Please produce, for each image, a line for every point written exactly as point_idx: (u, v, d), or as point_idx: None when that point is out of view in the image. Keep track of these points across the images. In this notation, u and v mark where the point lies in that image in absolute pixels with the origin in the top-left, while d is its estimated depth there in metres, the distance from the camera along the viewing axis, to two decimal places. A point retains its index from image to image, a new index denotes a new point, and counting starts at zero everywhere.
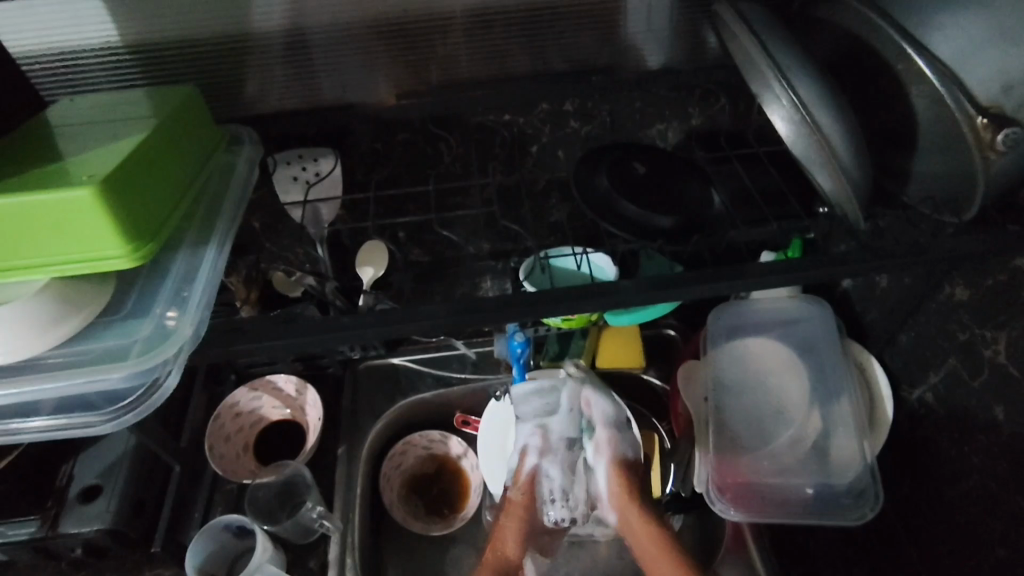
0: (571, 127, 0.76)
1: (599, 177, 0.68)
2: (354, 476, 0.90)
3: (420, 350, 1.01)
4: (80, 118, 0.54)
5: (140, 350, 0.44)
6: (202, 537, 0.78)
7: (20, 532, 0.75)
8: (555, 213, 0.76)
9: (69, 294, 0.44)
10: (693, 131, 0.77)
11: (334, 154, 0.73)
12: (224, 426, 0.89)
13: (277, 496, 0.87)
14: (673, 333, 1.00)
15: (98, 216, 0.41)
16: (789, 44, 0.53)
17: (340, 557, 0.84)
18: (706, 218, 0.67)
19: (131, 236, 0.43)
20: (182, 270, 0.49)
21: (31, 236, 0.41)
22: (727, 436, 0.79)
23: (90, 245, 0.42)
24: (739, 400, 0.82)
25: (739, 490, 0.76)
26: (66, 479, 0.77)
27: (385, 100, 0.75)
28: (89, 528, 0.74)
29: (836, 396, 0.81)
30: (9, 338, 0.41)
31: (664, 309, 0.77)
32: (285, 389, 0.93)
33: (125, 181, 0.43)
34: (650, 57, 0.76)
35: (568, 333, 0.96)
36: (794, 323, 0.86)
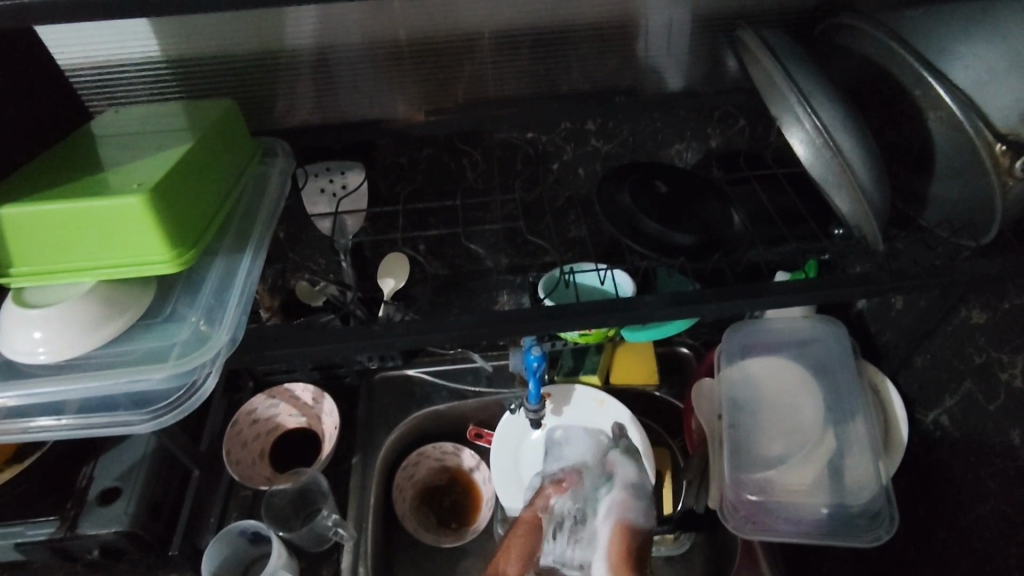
0: (592, 146, 0.78)
1: (621, 194, 0.69)
2: (369, 485, 0.91)
3: (436, 362, 1.02)
4: (125, 129, 0.56)
5: (179, 352, 0.46)
6: (218, 541, 0.79)
7: (38, 532, 0.76)
8: (574, 230, 0.83)
9: (114, 295, 0.45)
10: (711, 152, 0.80)
11: (361, 167, 0.75)
12: (241, 432, 0.90)
13: (292, 503, 0.88)
14: (685, 350, 1.01)
15: (145, 222, 0.43)
16: (810, 70, 0.55)
17: (353, 566, 0.84)
18: (725, 236, 0.68)
19: (175, 242, 0.45)
20: (219, 276, 0.51)
21: (84, 242, 0.43)
22: (741, 453, 0.80)
23: (138, 251, 0.44)
24: (753, 418, 0.83)
25: (753, 508, 0.76)
26: (87, 481, 0.79)
27: (413, 116, 0.75)
28: (107, 530, 0.75)
29: (851, 417, 0.81)
30: (60, 337, 0.43)
31: (681, 326, 0.78)
32: (302, 398, 0.94)
33: (171, 189, 0.45)
34: (670, 79, 0.77)
35: (583, 349, 0.97)
36: (808, 343, 0.87)
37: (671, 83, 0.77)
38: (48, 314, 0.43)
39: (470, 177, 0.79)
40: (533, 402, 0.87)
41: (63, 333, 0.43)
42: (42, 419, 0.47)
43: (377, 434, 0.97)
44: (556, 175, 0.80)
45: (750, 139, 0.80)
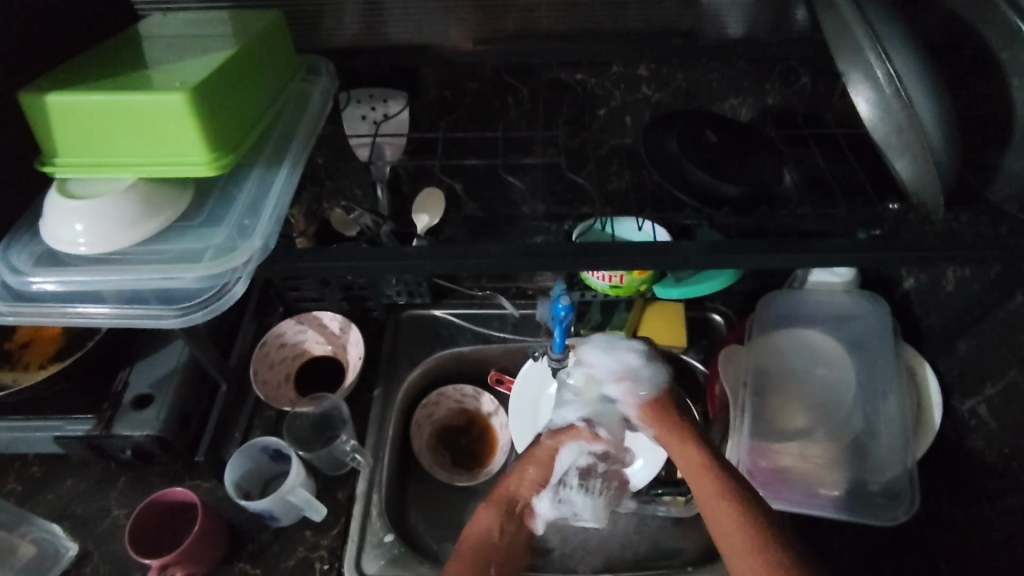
0: (642, 93, 0.76)
1: (668, 143, 0.67)
2: (388, 416, 0.93)
3: (463, 305, 1.03)
4: (172, 32, 0.56)
5: (212, 256, 0.46)
6: (241, 454, 0.82)
7: (77, 428, 0.81)
8: (616, 182, 0.79)
9: (152, 194, 0.46)
10: (768, 111, 0.77)
11: (403, 96, 0.75)
12: (269, 353, 0.93)
13: (313, 426, 0.90)
14: (717, 318, 0.99)
15: (186, 122, 0.43)
16: (891, 14, 0.51)
17: (367, 492, 0.86)
18: (773, 194, 0.65)
19: (214, 145, 0.45)
20: (256, 184, 0.51)
21: (126, 137, 0.43)
22: (762, 422, 0.79)
23: (178, 152, 0.44)
24: (779, 389, 0.81)
25: (770, 476, 0.75)
26: (122, 385, 0.84)
27: (460, 44, 0.73)
28: (138, 433, 0.79)
29: (883, 397, 0.79)
30: (100, 231, 0.44)
31: (719, 283, 0.76)
32: (330, 326, 0.96)
33: (212, 89, 0.44)
34: (731, 26, 0.73)
35: (613, 304, 0.97)
36: (847, 320, 0.85)
37: (732, 30, 0.73)
38: (92, 208, 0.44)
39: (513, 117, 0.78)
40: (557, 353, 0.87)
41: (101, 227, 0.44)
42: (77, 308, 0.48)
43: (399, 368, 0.98)
44: (602, 122, 0.79)
45: (809, 100, 0.76)
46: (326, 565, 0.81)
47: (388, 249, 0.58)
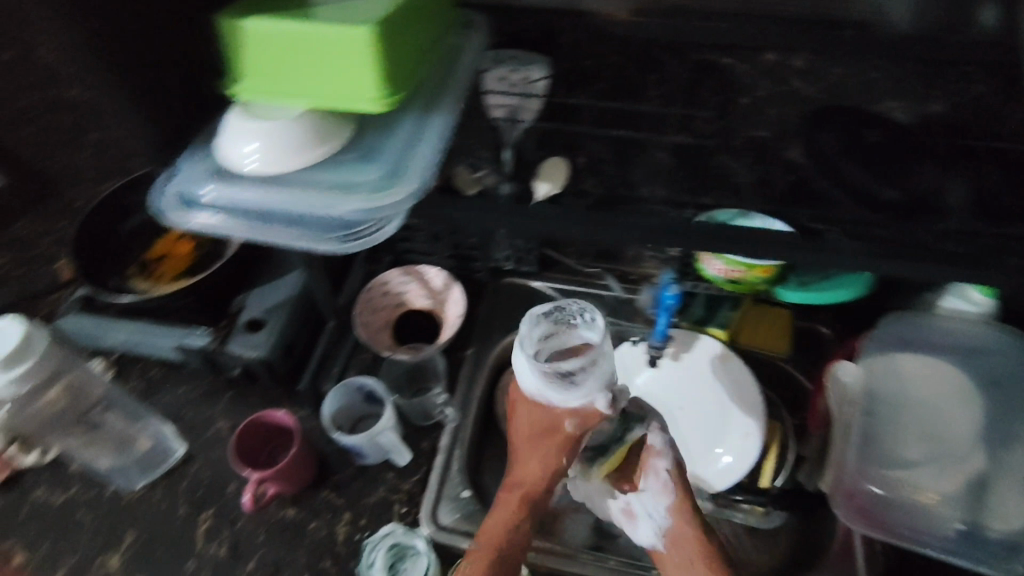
0: (794, 85, 0.73)
1: (825, 136, 0.69)
2: (477, 376, 0.95)
3: (563, 280, 1.02)
4: None
5: (369, 189, 0.47)
6: (340, 389, 0.86)
7: (195, 340, 0.88)
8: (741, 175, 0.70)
9: (320, 124, 0.48)
10: (930, 119, 0.69)
11: (546, 65, 0.75)
12: (374, 299, 0.96)
13: (408, 374, 0.94)
14: (826, 331, 0.93)
15: (363, 56, 0.44)
16: None
17: (450, 447, 0.88)
18: (939, 203, 0.62)
19: (387, 82, 0.46)
20: (413, 126, 0.52)
21: (308, 66, 0.45)
22: (870, 447, 0.75)
23: (352, 85, 0.45)
24: (893, 415, 0.77)
25: (870, 503, 0.72)
26: (239, 307, 0.89)
27: (615, 15, 0.79)
28: (249, 353, 0.85)
29: (1014, 442, 0.72)
30: (275, 155, 0.47)
31: (841, 295, 0.74)
32: (433, 282, 0.98)
33: (391, 28, 0.45)
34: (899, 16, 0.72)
35: (718, 301, 0.95)
36: (981, 353, 0.78)
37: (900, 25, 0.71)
38: (267, 130, 0.47)
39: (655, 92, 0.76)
40: (657, 339, 0.88)
41: (275, 150, 0.47)
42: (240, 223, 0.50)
43: (493, 332, 0.99)
44: (743, 111, 0.74)
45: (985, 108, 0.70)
46: (403, 509, 0.84)
47: (550, 212, 0.63)
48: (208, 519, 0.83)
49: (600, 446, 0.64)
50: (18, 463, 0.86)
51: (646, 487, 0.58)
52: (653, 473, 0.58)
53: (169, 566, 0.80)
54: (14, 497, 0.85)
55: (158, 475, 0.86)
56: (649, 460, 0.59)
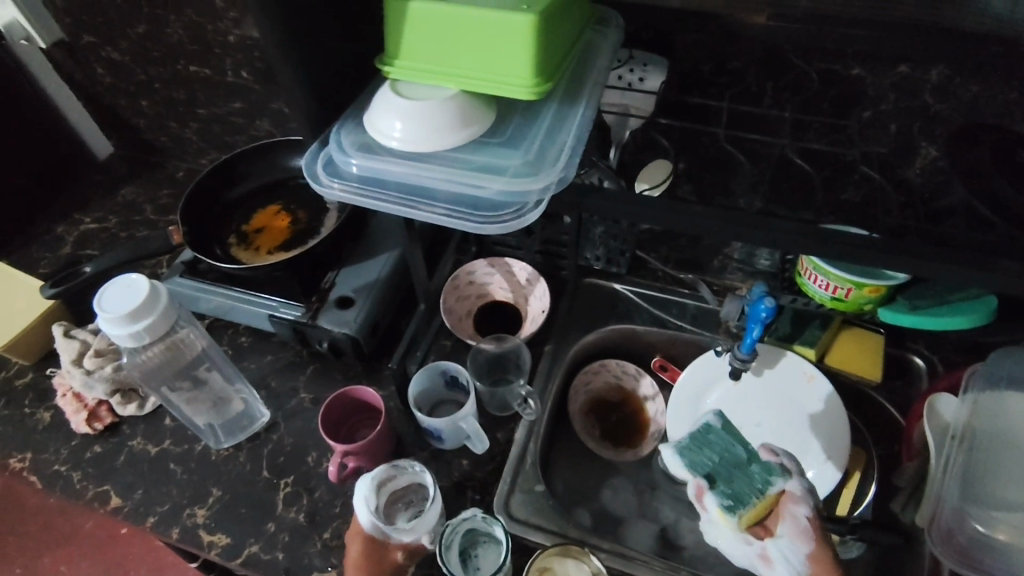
0: (920, 102, 0.71)
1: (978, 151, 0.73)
2: (555, 373, 0.95)
3: (644, 286, 1.01)
4: None
5: (513, 174, 0.48)
6: (425, 372, 0.87)
7: (289, 313, 0.91)
8: (848, 192, 0.77)
9: (468, 105, 0.49)
10: None
11: (663, 69, 0.74)
12: (459, 288, 0.98)
13: (488, 363, 0.94)
14: (921, 362, 0.90)
15: (523, 41, 0.45)
16: None
17: (525, 440, 0.88)
18: None
19: (538, 70, 0.46)
20: (552, 116, 0.52)
21: (465, 49, 0.46)
22: (970, 484, 0.72)
23: (505, 70, 0.46)
24: (998, 454, 0.73)
25: (970, 541, 0.68)
26: (330, 284, 0.93)
27: None
28: (339, 330, 0.88)
29: None
30: (428, 133, 0.48)
31: (955, 323, 0.71)
32: (518, 276, 0.99)
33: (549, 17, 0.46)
34: None
35: (806, 320, 0.93)
36: None
37: None
38: (421, 106, 0.48)
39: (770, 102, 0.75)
40: (744, 352, 0.86)
41: (428, 128, 0.48)
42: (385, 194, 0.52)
43: (572, 330, 0.99)
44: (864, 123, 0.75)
45: None
46: (476, 496, 0.85)
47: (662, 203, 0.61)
48: (288, 485, 0.85)
49: (739, 495, 0.65)
50: (118, 413, 0.91)
51: (785, 530, 0.64)
52: (792, 519, 0.65)
53: (250, 525, 0.82)
54: (111, 444, 0.90)
55: (245, 436, 0.90)
56: (788, 508, 0.65)
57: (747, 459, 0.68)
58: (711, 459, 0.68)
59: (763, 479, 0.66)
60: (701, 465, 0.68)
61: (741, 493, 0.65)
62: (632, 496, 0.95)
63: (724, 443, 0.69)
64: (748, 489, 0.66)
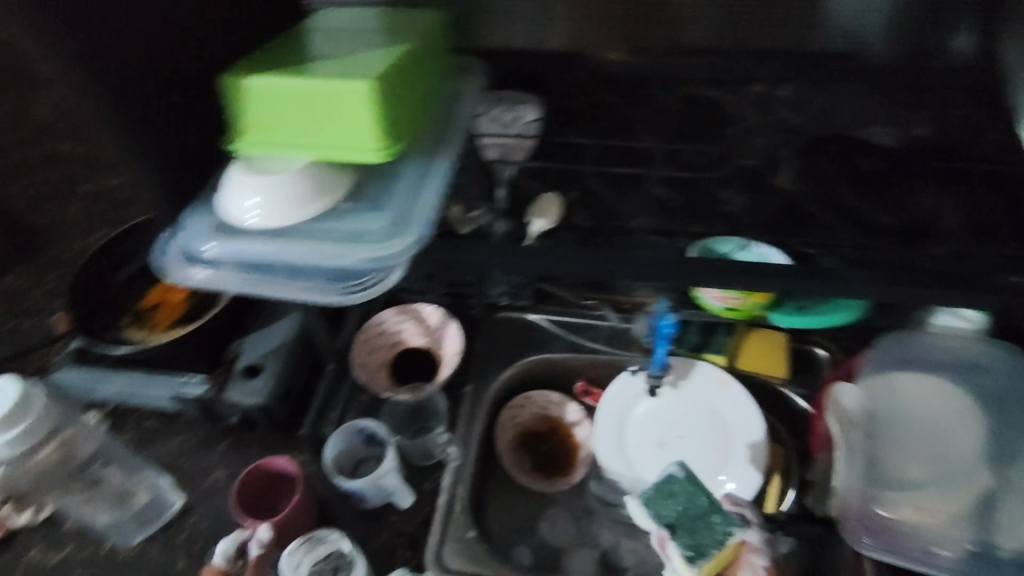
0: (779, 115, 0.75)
1: (825, 165, 0.71)
2: (478, 414, 0.94)
3: (558, 312, 1.02)
4: (343, 28, 0.60)
5: (372, 239, 0.47)
6: (340, 433, 0.85)
7: (192, 390, 0.87)
8: (731, 203, 0.73)
9: (321, 174, 0.48)
10: (915, 141, 0.72)
11: (536, 107, 0.77)
12: (370, 340, 0.96)
13: (407, 413, 0.94)
14: (823, 354, 0.94)
15: (363, 106, 0.45)
16: None
17: (452, 486, 0.87)
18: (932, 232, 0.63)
19: (384, 134, 0.46)
20: (414, 172, 0.51)
21: (304, 119, 0.46)
22: (875, 469, 0.75)
23: (350, 137, 0.46)
24: (896, 435, 0.77)
25: (881, 527, 0.71)
26: (235, 354, 0.89)
27: (608, 56, 0.79)
28: (248, 400, 0.85)
29: (1015, 458, 0.73)
30: (279, 210, 0.47)
31: (836, 318, 0.75)
32: (429, 319, 0.98)
33: (388, 80, 0.46)
34: (880, 48, 0.73)
35: (712, 328, 0.96)
36: (976, 370, 0.79)
37: (882, 57, 0.74)
38: (268, 182, 0.47)
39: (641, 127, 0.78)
40: (655, 369, 0.90)
41: (278, 204, 0.47)
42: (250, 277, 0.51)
43: (491, 368, 0.99)
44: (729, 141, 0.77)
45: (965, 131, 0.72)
46: (407, 554, 0.83)
47: (540, 250, 0.64)
48: None
49: (699, 546, 0.68)
50: (11, 523, 0.84)
51: None
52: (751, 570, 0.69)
53: None
54: (7, 559, 0.83)
55: (157, 528, 0.84)
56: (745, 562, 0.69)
57: (710, 509, 0.71)
58: (676, 509, 0.71)
59: (725, 531, 0.69)
60: (664, 514, 0.71)
61: (702, 544, 0.69)
62: (569, 526, 0.94)
63: (689, 493, 0.72)
64: (708, 540, 0.69)
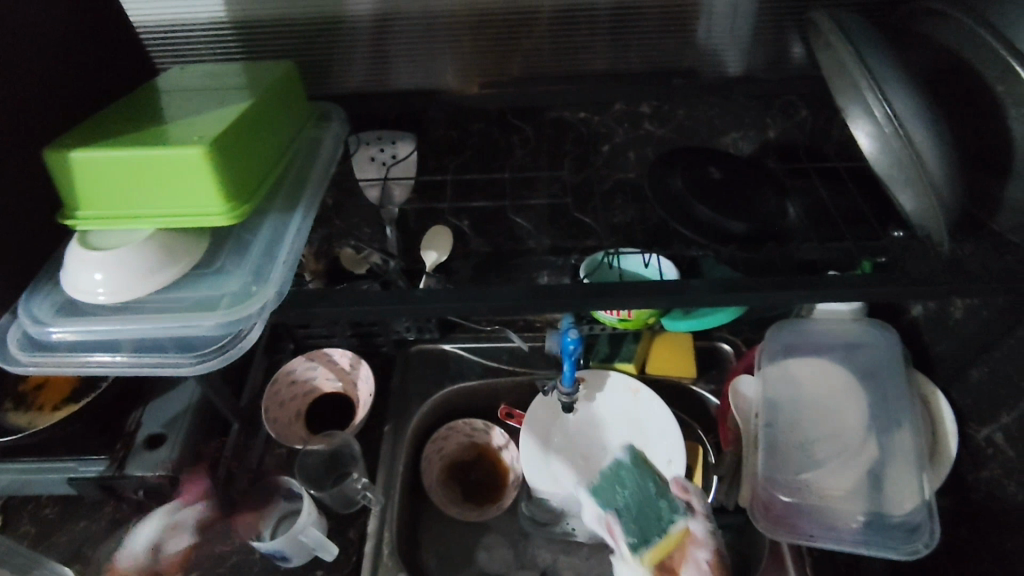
0: (645, 130, 0.79)
1: (673, 177, 0.69)
2: (400, 452, 0.93)
3: (471, 339, 1.03)
4: (187, 85, 0.59)
5: (228, 302, 0.48)
6: None
7: (90, 469, 0.79)
8: (618, 214, 0.76)
9: (170, 245, 0.47)
10: (769, 143, 0.78)
11: (411, 139, 0.78)
12: (280, 392, 0.93)
13: (324, 462, 0.91)
14: (728, 347, 0.99)
15: (205, 175, 0.44)
16: (888, 56, 0.51)
17: (379, 529, 0.86)
18: (778, 228, 0.66)
19: (229, 196, 0.46)
20: (270, 232, 0.53)
21: (143, 189, 0.45)
22: (776, 454, 0.78)
23: (194, 202, 0.45)
24: (792, 418, 0.81)
25: (784, 510, 0.74)
26: (135, 425, 0.83)
27: (467, 88, 0.79)
28: (154, 472, 0.79)
29: (896, 427, 0.78)
30: (123, 281, 0.45)
31: (723, 317, 0.79)
32: (340, 363, 0.96)
33: (227, 142, 0.46)
34: (729, 63, 0.78)
35: (620, 336, 0.99)
36: (856, 348, 0.85)
37: (732, 68, 0.78)
38: (114, 255, 0.45)
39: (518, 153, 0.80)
40: (567, 385, 0.88)
41: (125, 276, 0.45)
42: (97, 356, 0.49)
43: (409, 403, 0.98)
44: (605, 157, 0.79)
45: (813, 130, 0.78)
46: None
47: (403, 292, 0.60)
48: None
49: (642, 535, 0.70)
50: None
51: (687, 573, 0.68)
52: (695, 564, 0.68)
53: None
54: None
55: None
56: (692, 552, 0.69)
57: (657, 497, 0.72)
58: (622, 495, 0.73)
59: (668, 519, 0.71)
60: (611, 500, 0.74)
61: (645, 532, 0.70)
62: (507, 551, 0.93)
63: (635, 478, 0.75)
64: (651, 529, 0.70)
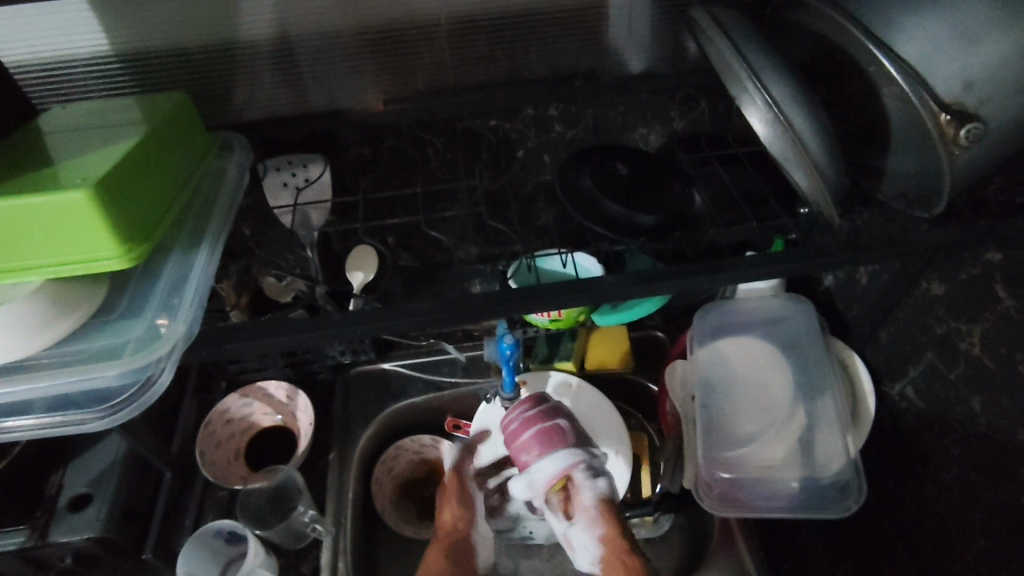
0: (556, 131, 0.80)
1: (583, 177, 0.71)
2: (347, 479, 0.91)
3: (411, 355, 1.02)
4: (70, 125, 0.56)
5: (133, 350, 0.47)
6: (194, 541, 0.78)
7: (7, 542, 0.73)
8: (543, 216, 0.82)
9: (58, 295, 0.46)
10: (675, 134, 0.82)
11: (323, 160, 0.76)
12: (215, 433, 0.89)
13: (268, 502, 0.87)
14: (660, 334, 1.02)
15: (92, 219, 0.42)
16: (762, 45, 0.54)
17: (332, 561, 0.83)
18: (689, 216, 0.69)
19: (123, 238, 0.44)
20: (172, 275, 0.52)
21: (26, 238, 0.42)
22: (714, 433, 0.81)
23: (83, 246, 0.43)
24: (727, 397, 0.84)
25: (726, 486, 0.77)
26: (56, 487, 0.77)
27: (373, 105, 0.78)
28: (79, 537, 0.73)
29: (821, 393, 0.82)
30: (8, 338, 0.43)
31: (652, 305, 0.81)
32: (276, 395, 0.93)
33: (116, 183, 0.44)
34: (632, 61, 0.80)
35: (557, 335, 1.00)
36: (778, 322, 0.89)
37: (634, 65, 0.80)
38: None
39: (435, 166, 0.80)
40: (508, 391, 0.86)
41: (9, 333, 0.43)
42: (11, 421, 0.49)
43: (353, 428, 0.96)
44: (521, 162, 0.82)
45: (713, 120, 0.82)
46: None
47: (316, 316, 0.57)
48: None
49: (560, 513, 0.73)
50: None
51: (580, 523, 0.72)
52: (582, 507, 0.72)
53: None
54: None
55: None
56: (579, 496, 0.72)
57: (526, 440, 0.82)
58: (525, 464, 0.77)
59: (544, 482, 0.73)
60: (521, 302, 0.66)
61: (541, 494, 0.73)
62: None
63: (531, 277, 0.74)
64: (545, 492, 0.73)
